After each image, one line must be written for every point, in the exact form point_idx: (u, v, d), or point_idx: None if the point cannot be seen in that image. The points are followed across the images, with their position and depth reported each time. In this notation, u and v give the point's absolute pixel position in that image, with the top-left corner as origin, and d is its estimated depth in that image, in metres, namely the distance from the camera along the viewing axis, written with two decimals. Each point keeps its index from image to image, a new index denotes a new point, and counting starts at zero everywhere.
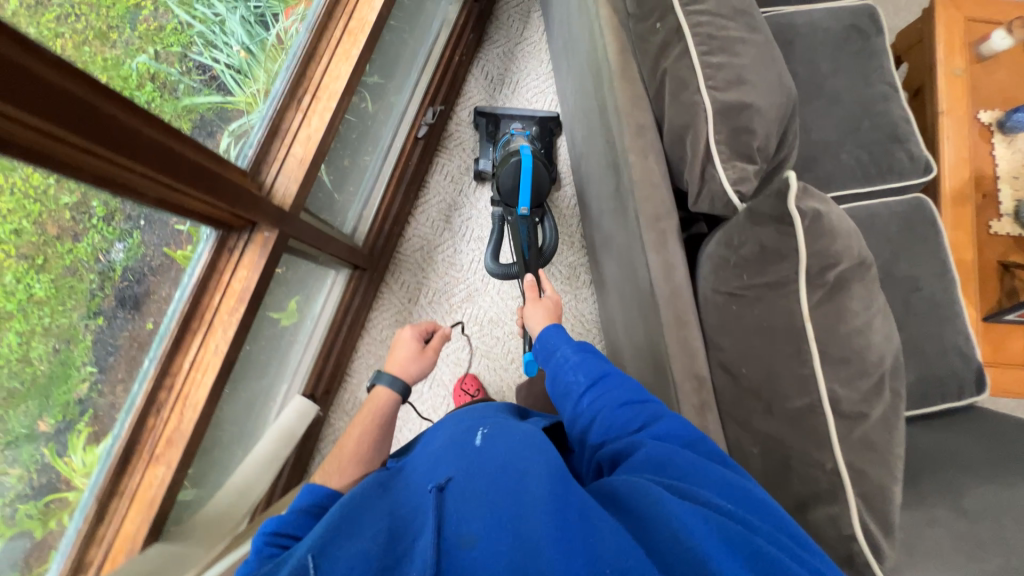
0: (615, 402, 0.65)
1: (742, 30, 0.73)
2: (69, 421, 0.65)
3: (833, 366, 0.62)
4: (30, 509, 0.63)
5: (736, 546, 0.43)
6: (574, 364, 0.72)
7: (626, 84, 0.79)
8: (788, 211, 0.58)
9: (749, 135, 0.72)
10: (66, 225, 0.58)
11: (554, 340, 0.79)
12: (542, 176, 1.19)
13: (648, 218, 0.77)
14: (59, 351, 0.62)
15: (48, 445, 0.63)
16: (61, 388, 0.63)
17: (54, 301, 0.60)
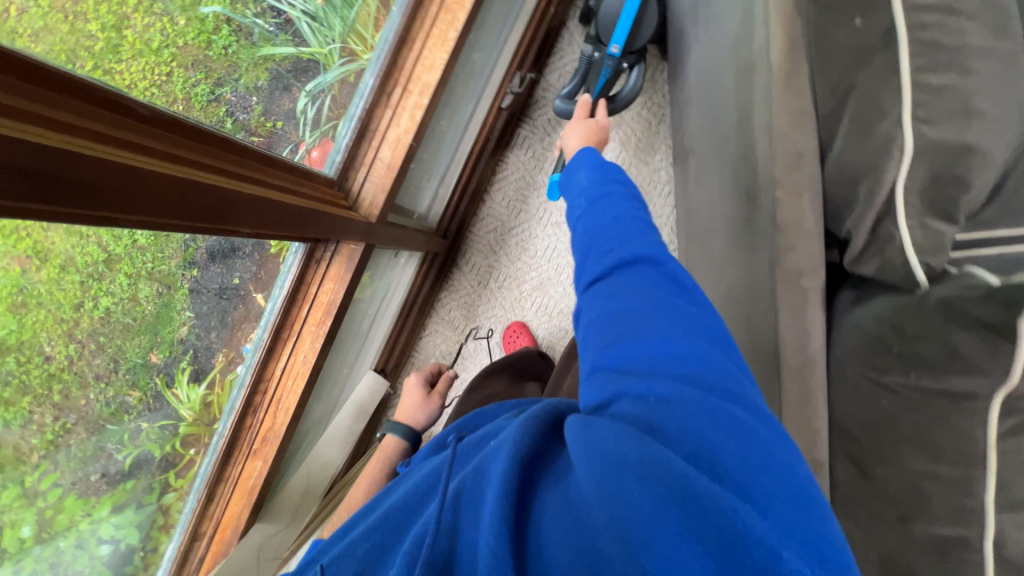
0: (607, 221, 0.57)
1: (986, 35, 0.52)
2: (174, 356, 0.67)
3: (1009, 504, 0.51)
4: (153, 435, 0.69)
5: (687, 501, 0.36)
6: (581, 189, 0.63)
7: (789, 96, 0.61)
8: (1019, 329, 0.45)
9: (958, 187, 0.55)
10: None
11: (582, 169, 0.66)
12: (649, 16, 1.05)
13: (788, 273, 0.64)
14: (161, 294, 0.62)
15: (160, 375, 0.66)
16: (166, 328, 0.64)
17: (153, 247, 0.58)
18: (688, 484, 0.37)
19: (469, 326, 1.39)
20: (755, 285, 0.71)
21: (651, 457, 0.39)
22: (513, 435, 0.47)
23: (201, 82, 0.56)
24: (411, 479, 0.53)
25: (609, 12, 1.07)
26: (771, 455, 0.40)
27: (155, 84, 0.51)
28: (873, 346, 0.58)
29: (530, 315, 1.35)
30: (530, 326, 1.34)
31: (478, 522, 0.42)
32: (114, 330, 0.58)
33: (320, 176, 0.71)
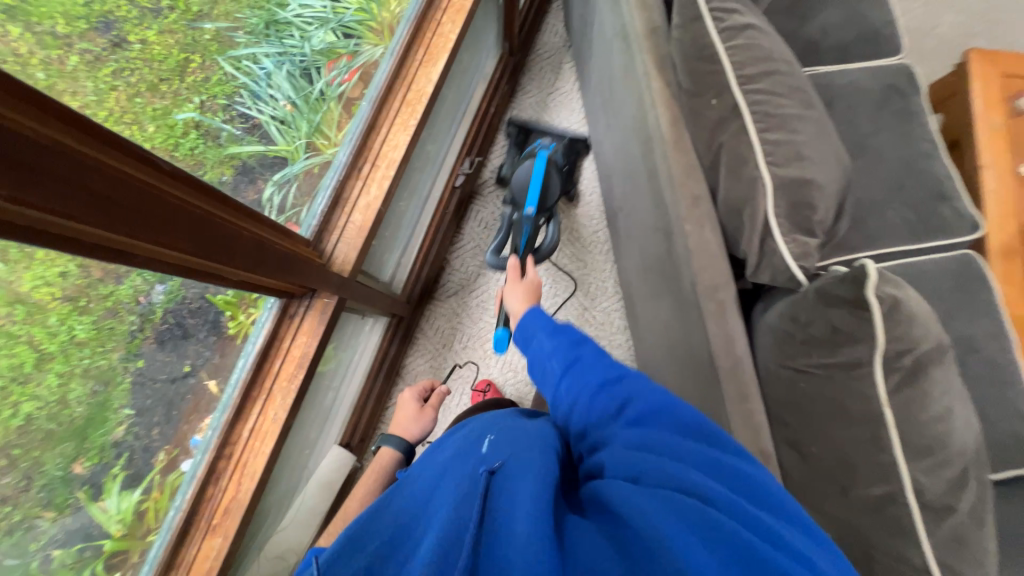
0: (592, 386, 0.65)
1: (798, 107, 0.74)
2: (104, 463, 0.60)
3: (914, 453, 0.60)
4: (66, 558, 0.59)
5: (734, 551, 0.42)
6: (550, 351, 0.73)
7: (679, 154, 0.79)
8: (866, 298, 0.58)
9: (809, 209, 0.73)
10: (108, 269, 0.51)
11: (534, 326, 0.79)
12: (553, 183, 1.30)
13: (706, 288, 0.77)
14: (96, 393, 0.57)
15: (84, 488, 0.58)
16: (97, 431, 0.58)
17: (93, 342, 0.55)
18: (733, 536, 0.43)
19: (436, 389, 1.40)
20: (685, 305, 0.83)
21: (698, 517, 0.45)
22: (539, 467, 0.52)
23: None
24: (414, 485, 0.55)
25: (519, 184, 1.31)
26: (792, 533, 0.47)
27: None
28: (783, 339, 0.70)
29: (494, 374, 1.41)
30: (497, 383, 1.39)
31: (512, 531, 0.44)
32: (33, 441, 0.51)
33: (300, 237, 0.76)
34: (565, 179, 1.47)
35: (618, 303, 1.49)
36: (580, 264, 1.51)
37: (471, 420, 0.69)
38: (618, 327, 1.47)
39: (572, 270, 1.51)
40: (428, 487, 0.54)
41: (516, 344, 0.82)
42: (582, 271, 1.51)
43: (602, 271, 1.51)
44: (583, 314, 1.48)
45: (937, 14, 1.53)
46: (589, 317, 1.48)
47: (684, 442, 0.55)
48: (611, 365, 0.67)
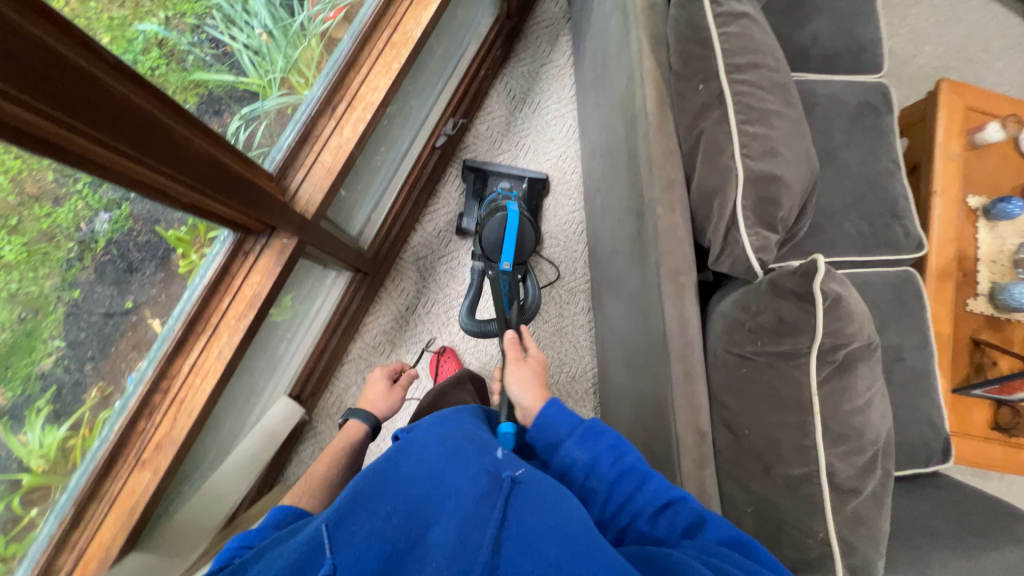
0: (649, 505, 0.61)
1: (779, 104, 0.76)
2: (27, 396, 0.58)
3: (832, 439, 0.65)
4: None
5: None
6: (586, 464, 0.67)
7: (661, 136, 0.81)
8: (812, 291, 0.61)
9: (774, 205, 0.75)
10: (46, 186, 0.50)
11: (552, 426, 0.73)
12: (528, 237, 1.24)
13: (669, 271, 0.79)
14: (23, 320, 0.54)
15: (0, 421, 0.56)
16: (21, 360, 0.56)
17: (25, 266, 0.53)
18: None
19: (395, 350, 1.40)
20: (648, 288, 0.86)
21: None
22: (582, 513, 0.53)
23: None
24: (422, 453, 0.58)
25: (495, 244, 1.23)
26: None
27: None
28: (733, 326, 0.73)
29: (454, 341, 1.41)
30: (457, 351, 1.40)
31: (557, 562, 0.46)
32: None
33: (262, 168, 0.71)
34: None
35: (585, 286, 1.51)
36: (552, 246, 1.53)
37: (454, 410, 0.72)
38: (581, 310, 1.50)
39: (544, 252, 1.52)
40: (439, 458, 0.56)
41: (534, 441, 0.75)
42: (555, 254, 1.52)
43: (572, 254, 1.52)
44: (547, 291, 1.51)
45: (919, 40, 1.59)
46: (553, 295, 1.51)
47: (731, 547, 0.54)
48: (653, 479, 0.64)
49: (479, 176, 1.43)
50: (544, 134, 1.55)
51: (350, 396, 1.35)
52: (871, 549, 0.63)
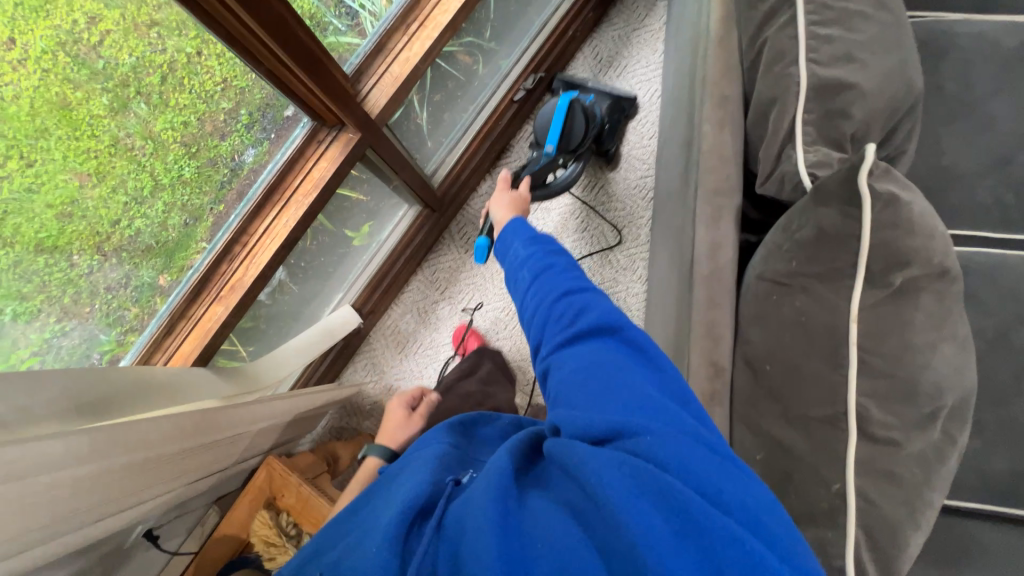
0: (552, 293, 0.64)
1: (867, 5, 0.66)
2: (181, 282, 0.85)
3: (871, 379, 0.54)
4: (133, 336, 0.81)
5: (687, 520, 0.39)
6: (522, 261, 0.71)
7: (720, 53, 0.76)
8: (859, 192, 0.52)
9: (844, 118, 0.64)
10: (218, 124, 0.78)
11: (511, 234, 0.77)
12: (576, 124, 1.33)
13: (707, 191, 0.73)
14: (187, 225, 0.81)
15: (161, 297, 0.83)
16: (181, 254, 0.83)
17: (195, 185, 0.79)
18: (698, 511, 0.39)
19: (450, 287, 1.51)
20: (686, 217, 0.80)
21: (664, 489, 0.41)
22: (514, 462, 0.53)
23: None
24: (389, 480, 0.63)
25: (546, 125, 1.37)
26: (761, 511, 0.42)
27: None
28: (771, 250, 0.65)
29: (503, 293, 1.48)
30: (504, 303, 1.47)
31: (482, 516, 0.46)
32: (136, 249, 0.76)
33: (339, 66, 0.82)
34: (606, 135, 1.42)
35: (646, 250, 1.44)
36: (615, 207, 1.48)
37: (438, 429, 0.71)
38: (638, 274, 1.43)
39: (605, 213, 1.47)
40: (409, 473, 0.60)
41: (495, 254, 0.81)
42: (616, 216, 1.47)
43: (636, 218, 1.46)
44: (606, 256, 1.46)
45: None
46: (612, 260, 1.45)
47: (636, 379, 0.52)
48: (573, 276, 0.66)
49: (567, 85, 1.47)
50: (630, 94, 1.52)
51: (404, 320, 1.51)
52: (906, 519, 0.51)
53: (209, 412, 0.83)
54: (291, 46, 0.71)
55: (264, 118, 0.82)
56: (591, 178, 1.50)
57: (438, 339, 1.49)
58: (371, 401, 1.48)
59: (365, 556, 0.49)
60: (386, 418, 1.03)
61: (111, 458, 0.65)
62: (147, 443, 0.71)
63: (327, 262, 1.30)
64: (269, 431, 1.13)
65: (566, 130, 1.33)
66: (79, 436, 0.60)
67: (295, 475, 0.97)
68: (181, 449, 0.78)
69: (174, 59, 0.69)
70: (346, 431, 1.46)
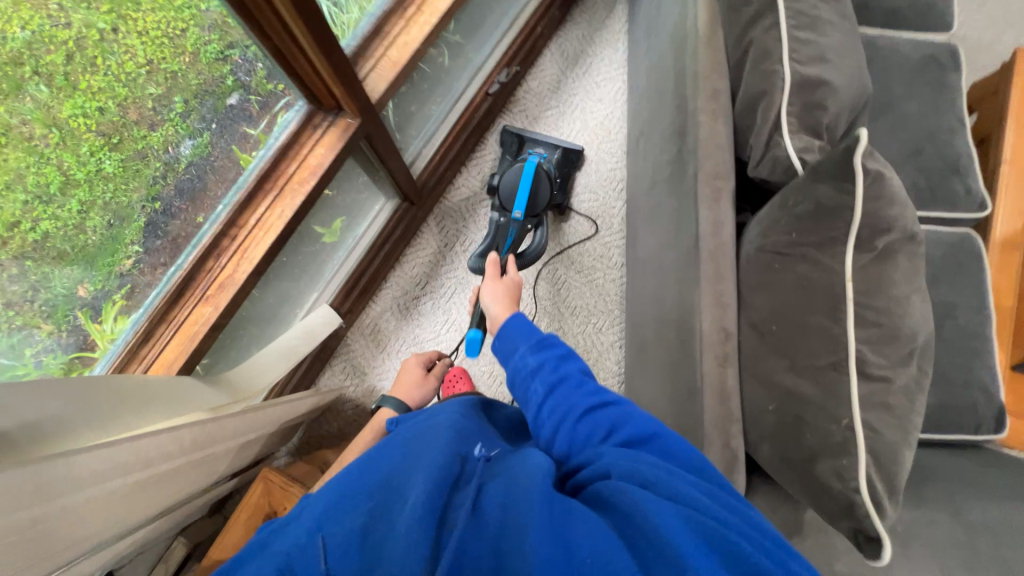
0: (578, 407, 0.63)
1: (832, 15, 0.77)
2: (105, 291, 0.70)
3: (865, 328, 0.64)
4: (57, 362, 0.66)
5: (727, 555, 0.43)
6: (533, 368, 0.69)
7: (709, 50, 0.84)
8: (853, 168, 0.61)
9: (820, 110, 0.75)
10: (146, 112, 0.67)
11: (513, 337, 0.75)
12: (542, 193, 1.34)
13: (707, 175, 0.81)
14: (112, 226, 0.68)
15: (83, 309, 0.68)
16: (106, 259, 0.69)
17: (119, 178, 0.67)
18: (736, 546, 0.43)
19: (431, 282, 1.48)
20: (684, 200, 0.88)
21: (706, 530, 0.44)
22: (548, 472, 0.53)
23: (213, 43, 0.69)
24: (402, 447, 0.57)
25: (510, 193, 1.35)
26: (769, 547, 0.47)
27: (167, 35, 0.65)
28: (769, 225, 0.74)
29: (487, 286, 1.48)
30: None
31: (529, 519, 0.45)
32: (45, 257, 0.63)
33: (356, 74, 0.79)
34: (557, 192, 1.46)
35: (621, 240, 1.52)
36: (589, 199, 1.54)
37: (455, 404, 0.71)
38: (615, 262, 1.50)
39: (580, 205, 1.54)
40: (428, 446, 0.56)
41: (494, 353, 0.78)
42: (590, 208, 1.54)
43: (609, 209, 1.54)
44: (583, 245, 1.52)
45: (1010, 15, 1.49)
46: (588, 250, 1.52)
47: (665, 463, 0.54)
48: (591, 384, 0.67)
49: (516, 139, 1.48)
50: (596, 94, 1.60)
51: (384, 319, 1.45)
52: (898, 441, 0.62)
53: (205, 425, 0.76)
54: (316, 29, 0.67)
55: (203, 106, 0.73)
56: None
57: (421, 335, 1.45)
58: (352, 405, 1.40)
59: (396, 536, 0.43)
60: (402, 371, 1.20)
61: (109, 479, 0.58)
62: (147, 459, 0.64)
63: (297, 263, 1.22)
64: (252, 442, 1.04)
65: (531, 195, 1.33)
66: (82, 456, 0.54)
67: (298, 486, 0.91)
68: (176, 463, 0.71)
69: (82, 36, 0.58)
70: (325, 438, 1.38)
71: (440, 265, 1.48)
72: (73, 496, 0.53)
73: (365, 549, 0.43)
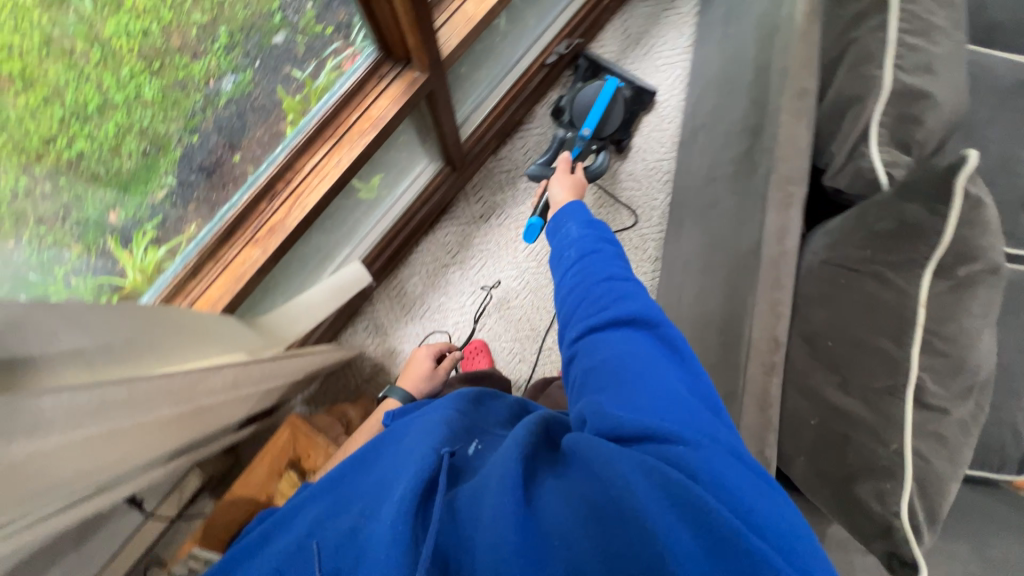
0: (594, 278, 0.64)
1: (946, 22, 0.72)
2: (136, 220, 0.72)
3: (930, 356, 0.62)
4: (90, 282, 0.68)
5: (708, 525, 0.38)
6: (573, 240, 0.72)
7: (803, 45, 0.79)
8: (952, 190, 0.58)
9: (916, 125, 0.71)
10: (190, 40, 0.66)
11: (566, 220, 0.77)
12: (615, 113, 1.37)
13: (780, 178, 0.78)
14: (147, 155, 0.69)
15: (114, 235, 0.70)
16: (138, 187, 0.71)
17: (158, 106, 0.67)
18: (716, 516, 0.38)
19: (463, 252, 1.47)
20: (749, 201, 0.85)
21: (679, 491, 0.40)
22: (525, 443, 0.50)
23: None
24: (398, 441, 0.59)
25: (585, 108, 1.37)
26: (776, 516, 0.41)
27: None
28: (841, 238, 0.71)
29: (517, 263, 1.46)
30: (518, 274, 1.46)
31: (488, 512, 0.44)
32: (81, 177, 0.64)
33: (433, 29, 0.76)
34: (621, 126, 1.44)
35: (659, 233, 1.49)
36: (632, 188, 1.51)
37: (455, 394, 0.68)
38: (650, 255, 1.48)
39: (621, 193, 1.50)
40: (409, 443, 0.56)
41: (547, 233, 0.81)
42: (631, 197, 1.50)
43: (650, 200, 1.50)
44: (619, 234, 1.49)
45: None
46: (624, 239, 1.49)
47: (659, 380, 0.51)
48: (616, 267, 0.66)
49: (593, 67, 1.47)
50: (654, 78, 1.53)
51: (411, 283, 1.45)
52: (945, 472, 0.61)
53: (244, 367, 0.76)
54: None
55: (247, 42, 0.72)
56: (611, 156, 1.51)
57: (446, 303, 1.45)
58: (371, 363, 1.41)
59: (370, 532, 0.46)
60: (411, 361, 1.12)
61: (156, 407, 0.59)
62: (193, 393, 0.65)
63: (333, 218, 1.19)
64: (276, 388, 1.05)
65: (604, 117, 1.36)
66: (146, 382, 0.55)
67: (325, 437, 0.94)
68: (209, 402, 0.72)
69: None
70: (341, 393, 1.39)
71: (473, 236, 1.47)
72: (124, 418, 0.54)
73: (348, 545, 0.46)
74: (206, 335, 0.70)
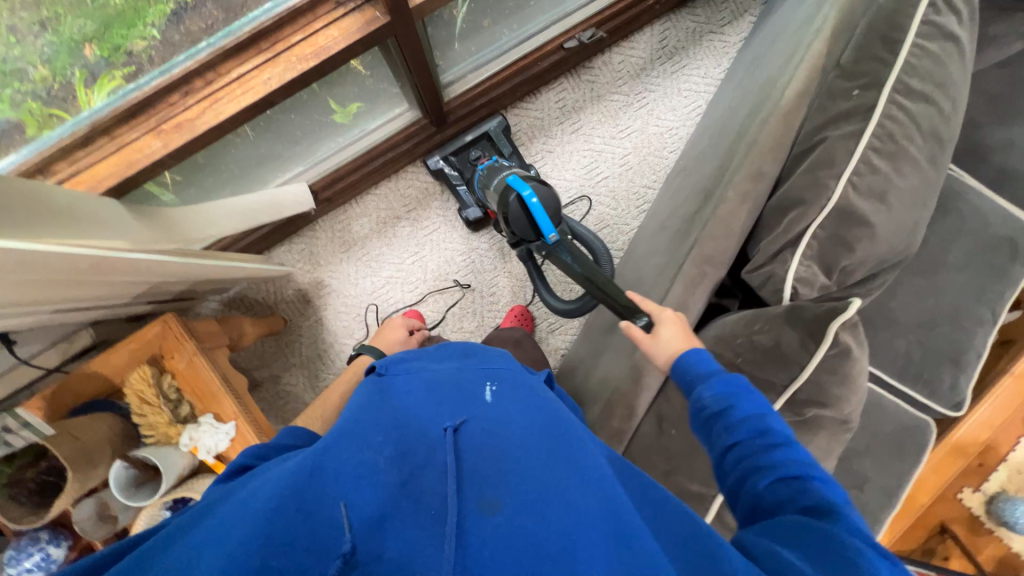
0: (772, 469, 0.51)
1: (921, 155, 0.67)
2: (109, 63, 0.74)
3: None
4: (34, 106, 0.72)
5: None
6: (738, 411, 0.56)
7: (782, 123, 0.73)
8: (827, 330, 0.57)
9: (847, 250, 0.66)
10: None
11: (697, 365, 0.62)
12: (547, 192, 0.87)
13: (702, 254, 0.73)
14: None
15: (81, 70, 0.73)
16: (122, 30, 0.74)
17: None
18: None
19: (418, 211, 1.42)
20: (670, 266, 0.81)
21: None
22: (602, 478, 0.42)
23: None
24: (397, 409, 0.48)
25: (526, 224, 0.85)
26: None
27: None
28: (723, 337, 0.66)
29: (476, 255, 1.43)
30: (473, 260, 1.43)
31: (579, 539, 0.35)
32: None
33: None
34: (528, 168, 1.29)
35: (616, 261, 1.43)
36: (608, 205, 1.43)
37: (451, 352, 0.64)
38: None
39: (596, 206, 1.42)
40: (416, 416, 0.45)
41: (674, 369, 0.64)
42: (604, 214, 1.43)
43: (622, 225, 1.43)
44: None
45: None
46: None
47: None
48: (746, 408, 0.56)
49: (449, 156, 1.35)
50: (673, 100, 1.44)
51: (357, 223, 1.41)
52: None
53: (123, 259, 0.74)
54: None
55: None
56: (597, 167, 1.43)
57: (385, 254, 1.42)
58: (295, 288, 1.40)
59: (415, 514, 0.35)
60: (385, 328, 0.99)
61: None
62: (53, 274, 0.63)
63: (296, 124, 1.17)
64: (171, 286, 1.03)
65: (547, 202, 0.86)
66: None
67: (192, 343, 0.93)
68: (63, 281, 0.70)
69: None
70: (254, 307, 1.38)
71: (433, 198, 1.42)
72: None
73: (375, 519, 0.34)
74: (72, 219, 0.66)
